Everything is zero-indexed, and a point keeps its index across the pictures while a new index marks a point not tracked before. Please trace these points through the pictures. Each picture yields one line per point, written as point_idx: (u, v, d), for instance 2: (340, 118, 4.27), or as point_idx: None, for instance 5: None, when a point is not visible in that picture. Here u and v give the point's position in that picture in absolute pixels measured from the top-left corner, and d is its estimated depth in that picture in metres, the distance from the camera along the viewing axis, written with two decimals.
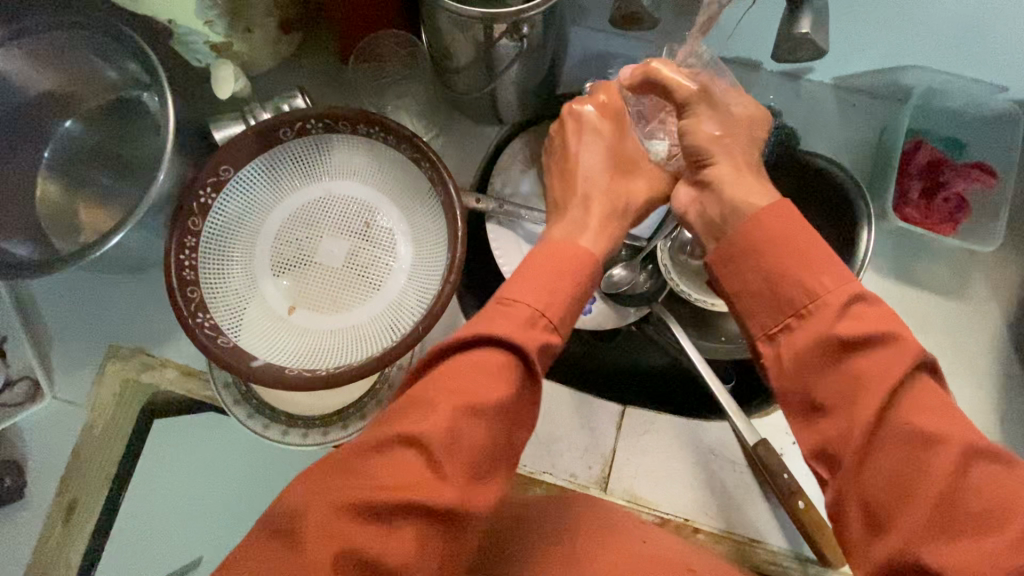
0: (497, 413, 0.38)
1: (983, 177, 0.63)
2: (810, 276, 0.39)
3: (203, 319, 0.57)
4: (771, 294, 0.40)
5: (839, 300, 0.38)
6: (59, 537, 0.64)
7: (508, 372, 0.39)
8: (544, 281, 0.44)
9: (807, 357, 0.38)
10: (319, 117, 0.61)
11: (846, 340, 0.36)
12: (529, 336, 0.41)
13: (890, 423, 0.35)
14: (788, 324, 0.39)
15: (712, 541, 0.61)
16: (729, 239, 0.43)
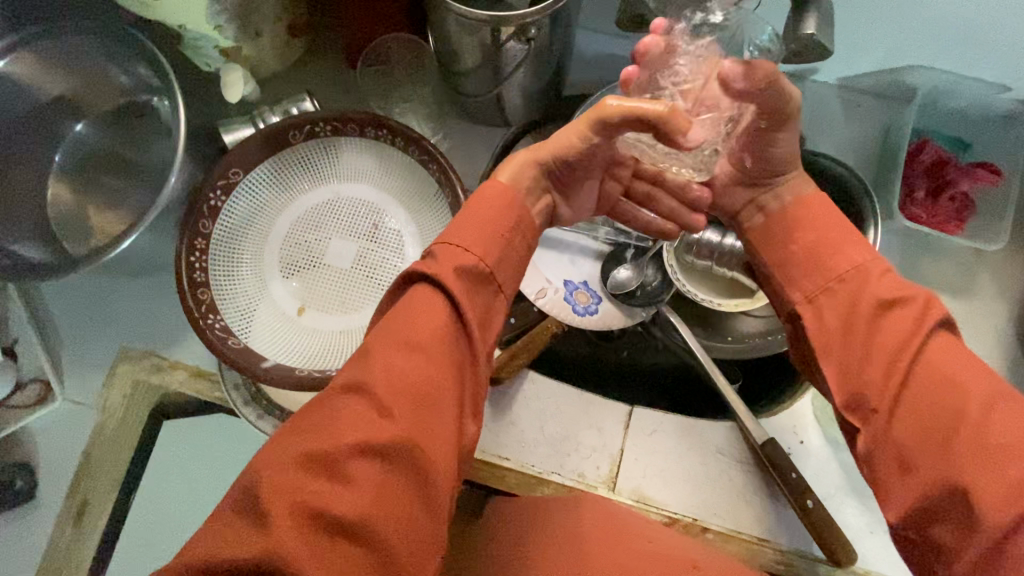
0: (436, 346, 0.38)
1: (988, 176, 0.63)
2: (845, 247, 0.45)
3: (214, 319, 0.58)
4: (811, 260, 0.45)
5: (876, 269, 0.43)
6: (70, 537, 0.65)
7: (438, 304, 0.39)
8: (467, 219, 0.44)
9: (847, 311, 0.42)
10: (328, 120, 0.62)
11: (880, 296, 0.41)
12: (453, 267, 0.41)
13: (923, 366, 0.38)
14: (827, 287, 0.44)
15: (721, 540, 0.61)
16: (773, 216, 0.50)
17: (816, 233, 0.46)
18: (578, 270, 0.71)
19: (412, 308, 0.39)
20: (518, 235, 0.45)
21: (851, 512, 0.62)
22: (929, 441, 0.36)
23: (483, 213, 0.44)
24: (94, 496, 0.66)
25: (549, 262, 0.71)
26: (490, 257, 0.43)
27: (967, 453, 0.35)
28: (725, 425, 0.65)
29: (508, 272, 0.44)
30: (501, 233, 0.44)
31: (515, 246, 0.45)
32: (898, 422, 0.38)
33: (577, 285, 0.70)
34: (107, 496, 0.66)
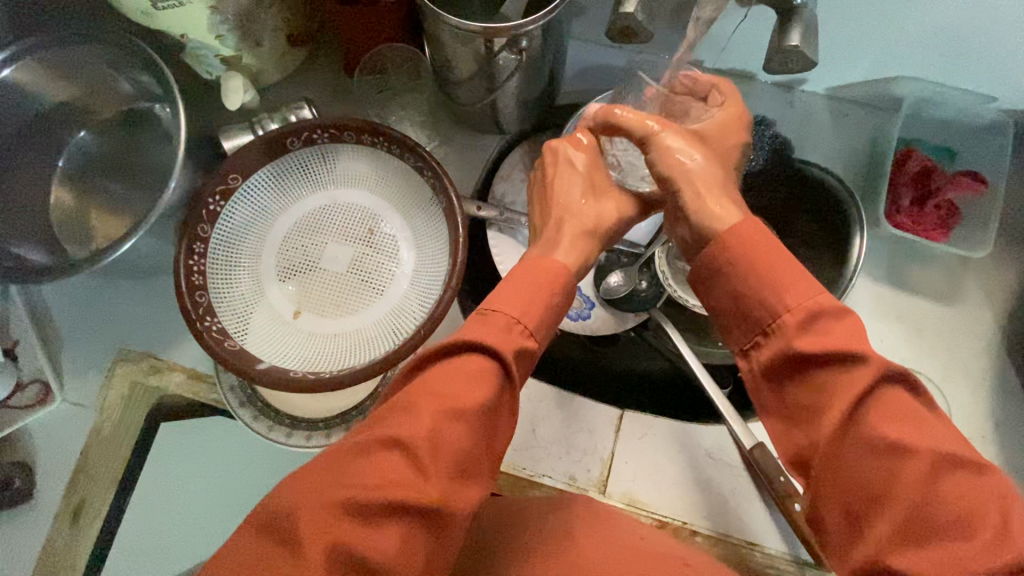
0: (478, 416, 0.40)
1: (972, 185, 0.63)
2: (773, 293, 0.40)
3: (210, 322, 0.59)
4: (740, 310, 0.42)
5: (798, 318, 0.39)
6: (67, 535, 0.66)
7: (489, 375, 0.41)
8: (524, 291, 0.45)
9: (778, 368, 0.40)
10: (325, 127, 0.64)
11: (810, 355, 0.38)
12: (507, 342, 0.42)
13: (860, 431, 0.36)
14: (758, 341, 0.41)
15: (709, 544, 0.61)
16: (698, 259, 0.44)
17: (744, 279, 0.41)
18: None
19: (464, 374, 0.40)
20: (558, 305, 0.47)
21: None
22: (868, 501, 0.36)
23: (539, 286, 0.46)
24: (92, 495, 0.67)
25: None
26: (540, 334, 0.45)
27: (910, 525, 0.34)
28: (715, 429, 0.66)
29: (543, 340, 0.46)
30: (547, 305, 0.46)
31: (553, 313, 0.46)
32: (838, 486, 0.37)
33: None
34: (104, 496, 0.67)
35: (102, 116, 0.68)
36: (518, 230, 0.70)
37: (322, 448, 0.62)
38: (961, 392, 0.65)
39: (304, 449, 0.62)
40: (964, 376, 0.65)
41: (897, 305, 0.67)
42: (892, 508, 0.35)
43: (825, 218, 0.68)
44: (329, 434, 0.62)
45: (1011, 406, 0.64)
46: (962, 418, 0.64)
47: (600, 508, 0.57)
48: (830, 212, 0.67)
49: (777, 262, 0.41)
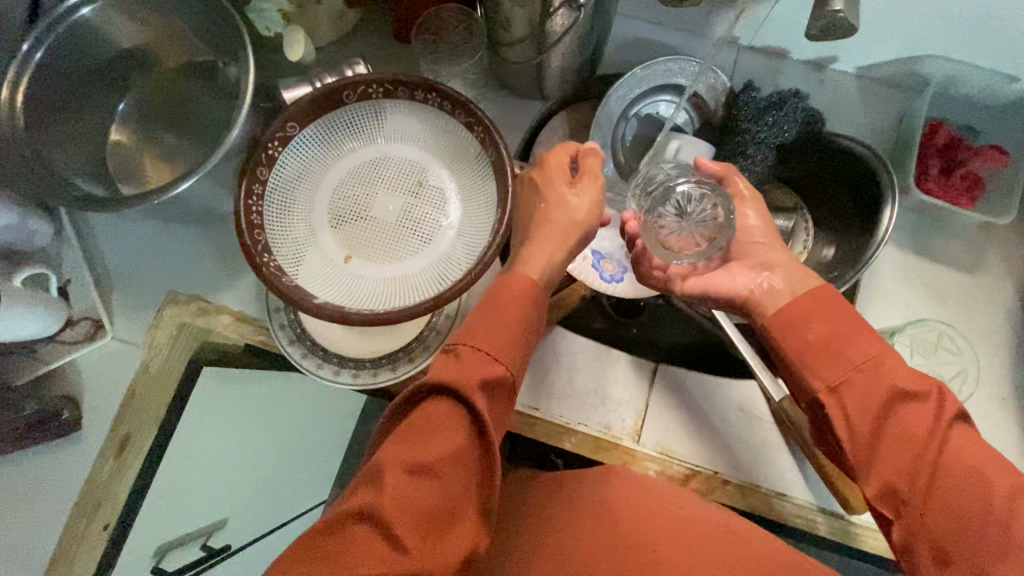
0: (448, 470, 0.43)
1: (996, 156, 0.66)
2: (864, 339, 0.47)
3: (268, 260, 0.61)
4: (832, 353, 0.48)
5: (890, 359, 0.47)
6: (110, 470, 0.68)
7: (455, 421, 0.45)
8: (488, 324, 0.49)
9: (877, 403, 0.45)
10: (381, 82, 0.66)
11: (905, 391, 0.45)
12: (467, 377, 0.46)
13: (947, 463, 0.43)
14: (852, 377, 0.47)
15: (740, 493, 0.63)
16: (792, 304, 0.51)
17: (832, 324, 0.49)
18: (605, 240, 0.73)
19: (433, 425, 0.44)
20: (528, 332, 0.52)
21: None
22: (960, 529, 0.42)
23: (499, 318, 0.50)
24: (135, 432, 0.69)
25: None
26: (506, 362, 0.48)
27: (993, 553, 0.40)
28: (745, 384, 0.67)
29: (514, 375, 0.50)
30: (517, 332, 0.50)
31: (525, 339, 0.51)
32: (932, 518, 0.43)
33: (604, 255, 0.73)
34: (149, 433, 0.70)
35: (163, 68, 0.72)
36: None
37: (370, 386, 0.64)
38: (983, 357, 0.67)
39: (351, 387, 0.64)
40: (985, 341, 0.68)
41: (923, 274, 0.70)
42: (981, 534, 0.41)
43: (856, 186, 0.71)
44: (377, 372, 0.64)
45: None
46: (987, 382, 0.66)
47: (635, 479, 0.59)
48: (862, 180, 0.71)
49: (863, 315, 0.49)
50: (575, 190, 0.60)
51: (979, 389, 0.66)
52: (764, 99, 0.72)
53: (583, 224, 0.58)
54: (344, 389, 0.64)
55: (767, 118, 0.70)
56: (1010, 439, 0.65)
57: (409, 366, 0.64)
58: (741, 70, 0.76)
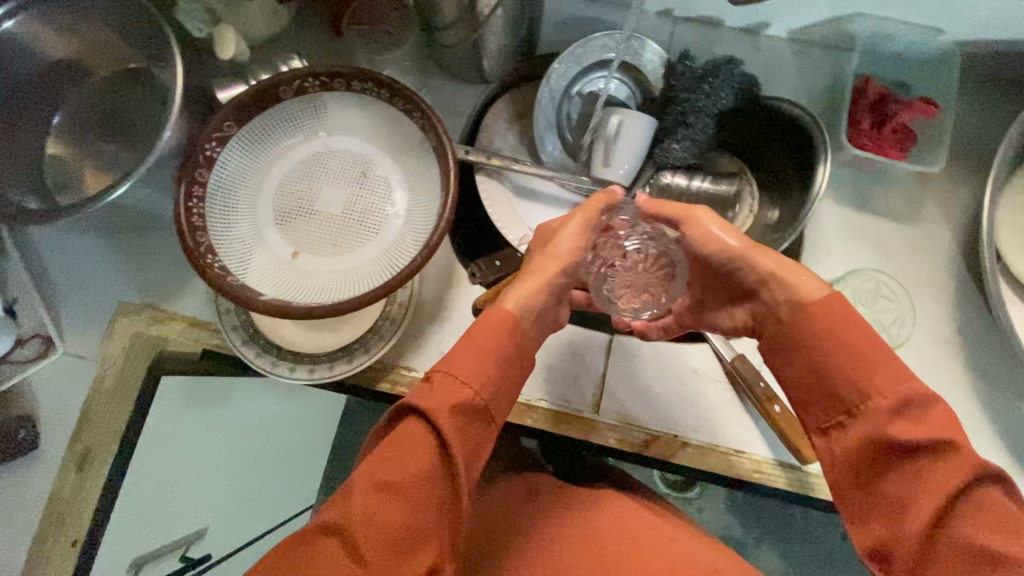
0: (415, 490, 0.43)
1: (926, 107, 0.66)
2: (864, 378, 0.44)
3: (213, 260, 0.61)
4: (824, 390, 0.46)
5: (890, 404, 0.43)
6: (73, 484, 0.68)
7: (425, 441, 0.44)
8: (477, 357, 0.47)
9: (862, 451, 0.44)
10: (315, 75, 0.66)
11: (904, 444, 0.42)
12: (443, 400, 0.45)
13: (947, 526, 0.41)
14: (840, 421, 0.45)
15: (700, 454, 0.65)
16: (786, 332, 0.48)
17: (828, 359, 0.46)
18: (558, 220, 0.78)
19: (405, 448, 0.43)
20: (512, 361, 0.48)
21: None
22: None
23: (492, 348, 0.47)
24: (96, 445, 0.69)
25: (534, 213, 0.77)
26: (481, 388, 0.46)
27: None
28: (699, 347, 0.69)
29: (500, 400, 0.48)
30: (496, 363, 0.47)
31: (508, 371, 0.48)
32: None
33: None
34: (109, 448, 0.69)
35: (99, 77, 0.70)
36: (507, 176, 0.77)
37: (326, 379, 0.64)
38: (927, 302, 0.69)
39: (308, 382, 0.64)
40: (927, 287, 0.70)
41: (864, 227, 0.71)
42: None
43: (795, 148, 0.72)
44: (333, 365, 0.64)
45: (971, 312, 0.69)
46: (930, 326, 0.69)
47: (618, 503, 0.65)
48: (800, 142, 0.72)
49: (872, 347, 0.45)
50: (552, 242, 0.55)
51: (923, 333, 0.68)
52: (700, 68, 0.72)
53: (565, 266, 0.53)
54: (301, 384, 0.64)
55: (703, 87, 0.71)
56: (955, 379, 0.67)
57: (365, 357, 0.64)
58: (678, 41, 0.77)
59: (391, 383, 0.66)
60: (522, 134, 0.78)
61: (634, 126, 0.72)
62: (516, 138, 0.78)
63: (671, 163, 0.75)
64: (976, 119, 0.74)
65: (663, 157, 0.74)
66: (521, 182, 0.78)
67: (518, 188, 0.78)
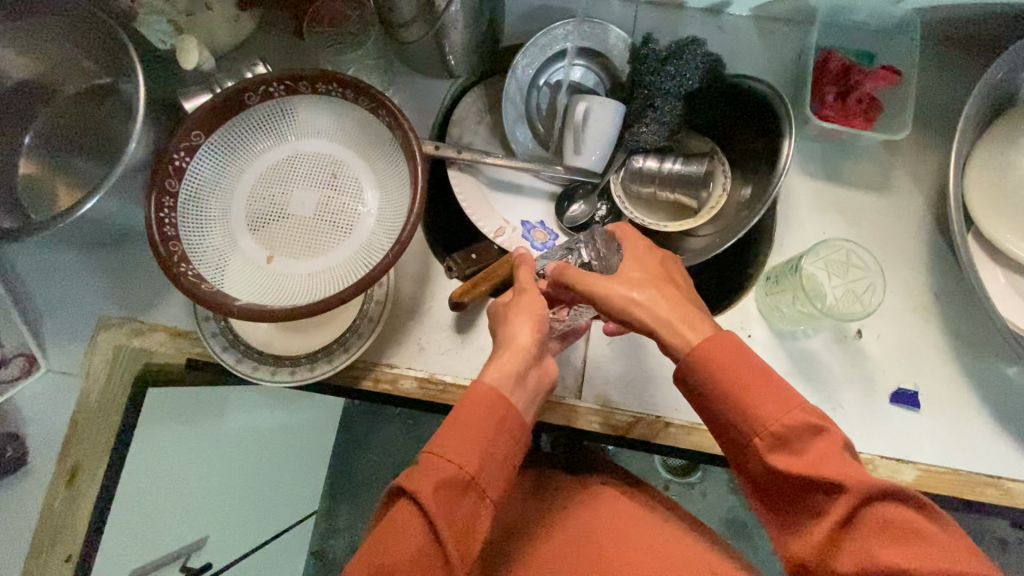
0: (409, 573, 0.42)
1: (888, 75, 0.67)
2: (747, 415, 0.46)
3: (186, 268, 0.61)
4: (719, 426, 0.49)
5: (767, 440, 0.45)
6: (63, 500, 0.69)
7: (417, 526, 0.42)
8: (460, 432, 0.45)
9: (766, 482, 0.46)
10: (280, 80, 0.66)
11: (792, 476, 0.44)
12: (430, 480, 0.43)
13: (852, 547, 0.43)
14: (739, 455, 0.48)
15: (683, 433, 0.65)
16: (677, 374, 0.50)
17: (716, 398, 0.48)
18: (534, 212, 0.80)
19: (395, 533, 0.42)
20: (508, 437, 0.46)
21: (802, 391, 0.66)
22: None
23: (473, 420, 0.46)
24: (84, 460, 0.69)
25: (509, 207, 0.79)
26: (475, 466, 0.44)
27: None
28: None
29: (494, 475, 0.46)
30: (491, 439, 0.46)
31: (503, 447, 0.46)
32: None
33: (534, 224, 0.79)
34: (99, 463, 0.69)
35: (62, 95, 0.71)
36: (479, 169, 0.78)
37: (308, 381, 0.64)
38: (901, 269, 0.70)
39: (291, 385, 0.64)
40: (901, 253, 0.70)
41: (836, 199, 0.72)
42: None
43: (762, 124, 0.73)
44: (313, 367, 0.64)
45: (946, 276, 0.69)
46: (905, 292, 0.69)
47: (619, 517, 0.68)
48: (766, 118, 0.72)
49: (750, 381, 0.47)
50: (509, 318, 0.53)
51: (897, 300, 0.69)
52: (663, 50, 0.72)
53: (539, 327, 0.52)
54: (283, 387, 0.65)
55: (668, 69, 0.71)
56: (934, 345, 0.67)
57: (344, 357, 0.64)
58: (641, 26, 0.78)
59: (374, 381, 0.67)
60: (493, 126, 0.79)
61: (603, 113, 0.73)
62: (488, 131, 0.79)
63: (643, 146, 0.75)
64: (941, 86, 0.74)
65: (634, 141, 0.75)
66: (494, 175, 0.79)
67: (492, 181, 0.79)
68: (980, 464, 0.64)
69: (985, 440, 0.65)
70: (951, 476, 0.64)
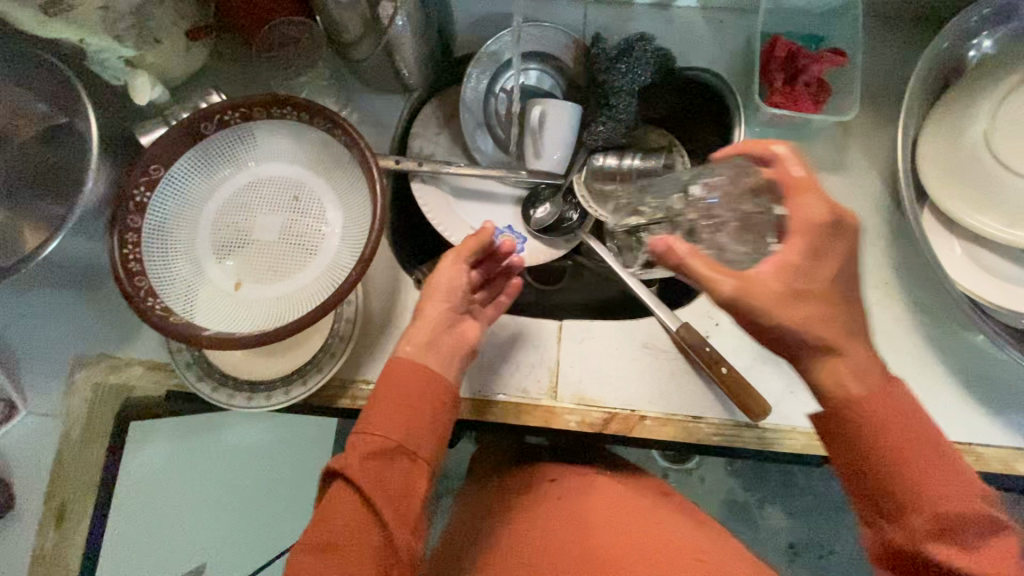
0: (350, 540, 0.47)
1: (834, 58, 0.68)
2: (926, 492, 0.45)
3: (154, 303, 0.61)
4: (872, 493, 0.48)
5: (931, 523, 0.45)
6: (54, 539, 0.69)
7: (350, 497, 0.48)
8: (383, 407, 0.51)
9: (900, 554, 0.47)
10: (235, 108, 0.67)
11: (941, 561, 0.45)
12: (354, 456, 0.48)
13: None
14: (875, 519, 0.48)
15: (658, 424, 0.66)
16: (839, 423, 0.48)
17: (906, 468, 0.46)
18: (501, 218, 0.81)
19: (332, 505, 0.48)
20: (428, 407, 0.51)
21: (773, 375, 0.67)
22: None
23: (394, 394, 0.51)
24: (71, 499, 0.70)
25: (476, 214, 0.80)
26: (396, 435, 0.50)
27: None
28: (646, 321, 0.70)
29: (421, 440, 0.51)
30: (411, 410, 0.51)
31: (425, 417, 0.51)
32: None
33: (502, 230, 0.80)
34: (86, 499, 0.71)
35: (17, 139, 0.69)
36: (443, 179, 0.79)
37: (284, 404, 0.65)
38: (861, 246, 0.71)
39: (268, 409, 0.65)
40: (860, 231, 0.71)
41: None
42: None
43: (715, 116, 0.77)
44: (289, 389, 0.65)
45: (904, 250, 0.71)
46: (866, 269, 0.70)
47: (612, 503, 0.68)
48: (717, 110, 0.76)
49: (926, 459, 0.46)
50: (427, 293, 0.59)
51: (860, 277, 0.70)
52: (613, 49, 0.73)
53: (451, 302, 0.58)
54: (261, 412, 0.65)
55: (619, 67, 0.72)
56: (898, 318, 0.69)
57: (319, 376, 0.65)
58: (591, 26, 0.78)
59: (350, 399, 0.67)
60: (454, 135, 0.80)
61: (556, 114, 0.73)
62: (449, 140, 0.80)
63: (602, 144, 0.76)
64: (889, 63, 0.75)
65: (593, 140, 0.75)
66: (458, 184, 0.80)
67: (456, 190, 0.80)
68: (950, 434, 0.66)
69: (954, 409, 0.66)
70: None
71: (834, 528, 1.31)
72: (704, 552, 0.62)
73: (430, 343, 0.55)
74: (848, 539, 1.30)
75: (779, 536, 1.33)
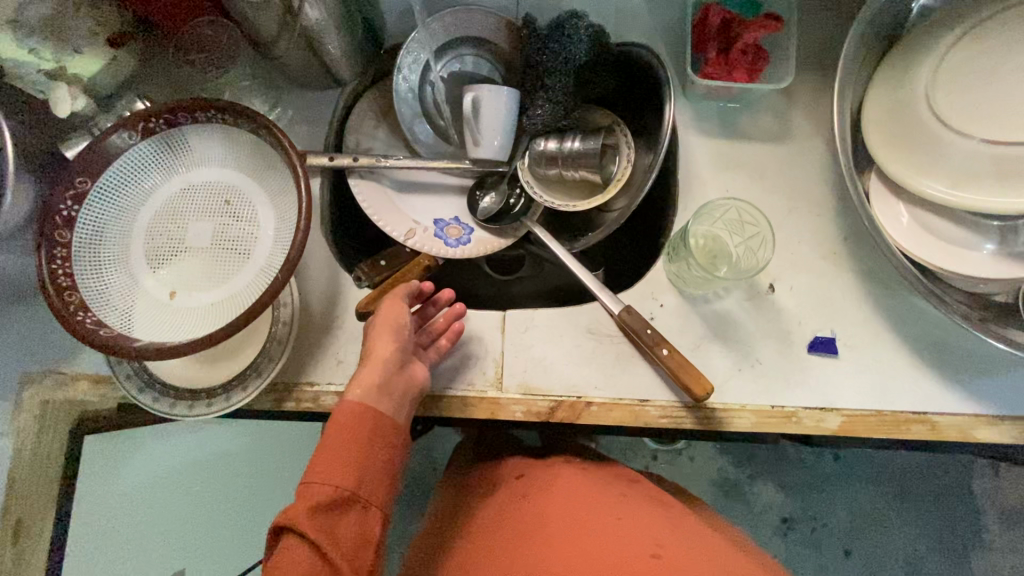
0: None
1: (769, 22, 0.66)
2: None
3: (84, 316, 0.60)
4: None
5: None
6: (12, 557, 0.69)
7: (300, 552, 0.47)
8: (333, 455, 0.51)
9: None
10: (158, 114, 0.66)
11: None
12: (304, 510, 0.48)
13: None
14: None
15: (605, 409, 0.65)
16: None
17: None
18: (446, 210, 0.80)
19: (281, 563, 0.46)
20: (377, 453, 0.53)
21: (720, 353, 0.66)
22: None
23: (344, 440, 0.52)
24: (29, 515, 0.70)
25: (418, 207, 0.79)
26: (348, 484, 0.51)
27: None
28: (590, 307, 0.69)
29: (372, 487, 0.52)
30: (363, 456, 0.52)
31: (375, 462, 0.53)
32: None
33: (448, 222, 0.79)
34: (45, 510, 0.72)
35: None
36: (383, 174, 0.77)
37: (225, 411, 0.64)
38: (809, 215, 0.69)
39: (210, 416, 0.65)
40: (807, 200, 0.70)
41: (736, 155, 0.71)
42: None
43: (653, 94, 0.74)
44: (229, 396, 0.64)
45: (852, 218, 0.69)
46: (813, 239, 0.69)
47: (575, 497, 0.63)
48: (655, 86, 0.73)
49: None
50: (373, 335, 0.60)
51: (808, 248, 0.68)
52: (545, 28, 0.70)
53: (399, 342, 0.60)
54: (204, 420, 0.65)
55: (551, 46, 0.69)
56: (846, 288, 0.67)
57: (259, 381, 0.64)
58: (524, 6, 0.76)
59: (296, 402, 0.67)
60: (391, 128, 0.79)
61: (488, 99, 0.71)
62: (387, 134, 0.79)
63: (542, 127, 0.73)
64: (827, 25, 0.73)
65: (533, 123, 0.73)
66: (400, 177, 0.78)
67: (398, 184, 0.78)
68: (905, 403, 0.64)
69: (906, 377, 0.65)
70: (876, 418, 0.64)
71: (824, 501, 1.29)
72: (659, 547, 0.53)
73: (382, 388, 0.57)
74: (838, 510, 1.29)
75: (770, 512, 1.29)
